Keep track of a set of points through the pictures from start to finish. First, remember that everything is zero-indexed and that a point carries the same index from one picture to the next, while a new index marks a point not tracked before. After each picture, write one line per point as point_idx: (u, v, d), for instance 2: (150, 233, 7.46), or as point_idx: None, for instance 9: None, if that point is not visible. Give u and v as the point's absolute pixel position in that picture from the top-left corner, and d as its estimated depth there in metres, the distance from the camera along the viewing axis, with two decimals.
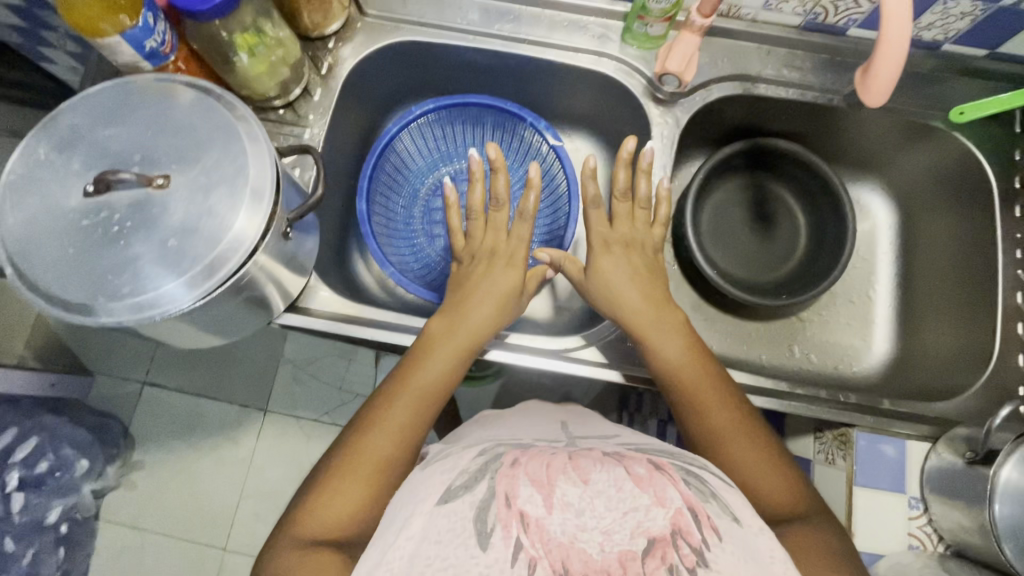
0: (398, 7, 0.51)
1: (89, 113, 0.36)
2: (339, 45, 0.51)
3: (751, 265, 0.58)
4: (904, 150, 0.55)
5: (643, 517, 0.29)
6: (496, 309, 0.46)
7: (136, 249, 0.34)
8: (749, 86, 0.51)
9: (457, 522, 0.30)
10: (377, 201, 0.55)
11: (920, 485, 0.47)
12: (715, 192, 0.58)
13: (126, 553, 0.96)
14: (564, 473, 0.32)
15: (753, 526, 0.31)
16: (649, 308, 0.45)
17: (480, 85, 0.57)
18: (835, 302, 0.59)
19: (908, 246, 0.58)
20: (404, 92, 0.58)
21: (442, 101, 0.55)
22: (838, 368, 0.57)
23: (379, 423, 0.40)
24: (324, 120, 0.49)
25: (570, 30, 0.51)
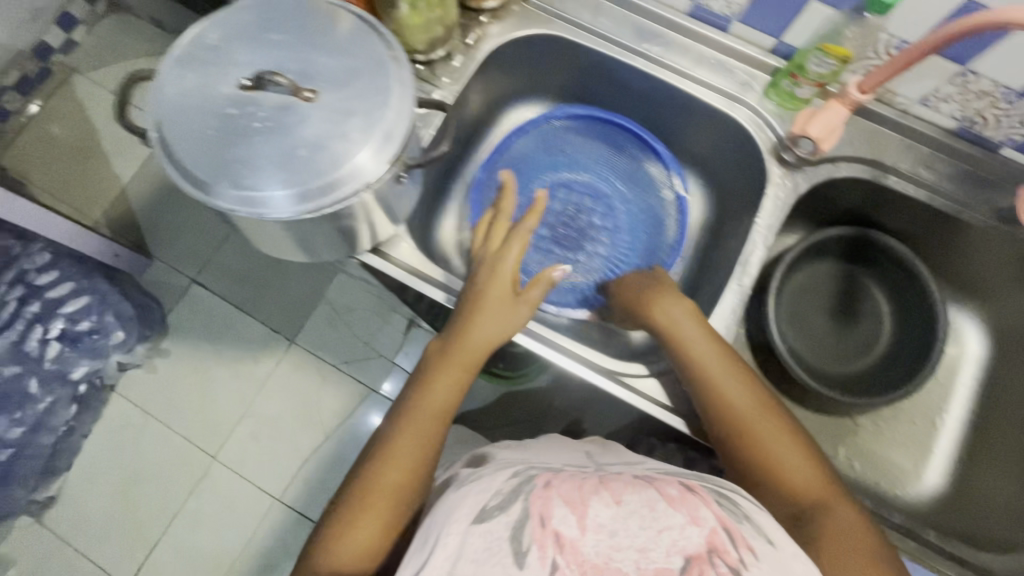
0: (557, 2, 0.52)
1: (262, 15, 0.39)
2: (489, 21, 0.52)
3: (823, 354, 0.56)
4: (1018, 288, 0.52)
5: (678, 536, 0.29)
6: (498, 323, 0.44)
7: (264, 149, 0.36)
8: (879, 175, 0.49)
9: (493, 541, 0.29)
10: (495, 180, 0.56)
11: None
12: (809, 271, 0.57)
13: (128, 429, 1.00)
14: (597, 494, 0.31)
15: (789, 550, 0.31)
16: (694, 324, 0.44)
17: (607, 98, 0.57)
18: (895, 418, 0.56)
19: (991, 385, 0.55)
20: (531, 84, 0.58)
21: (595, 113, 0.56)
22: (879, 485, 0.55)
23: (389, 451, 0.40)
24: (455, 86, 0.51)
25: (715, 69, 0.50)
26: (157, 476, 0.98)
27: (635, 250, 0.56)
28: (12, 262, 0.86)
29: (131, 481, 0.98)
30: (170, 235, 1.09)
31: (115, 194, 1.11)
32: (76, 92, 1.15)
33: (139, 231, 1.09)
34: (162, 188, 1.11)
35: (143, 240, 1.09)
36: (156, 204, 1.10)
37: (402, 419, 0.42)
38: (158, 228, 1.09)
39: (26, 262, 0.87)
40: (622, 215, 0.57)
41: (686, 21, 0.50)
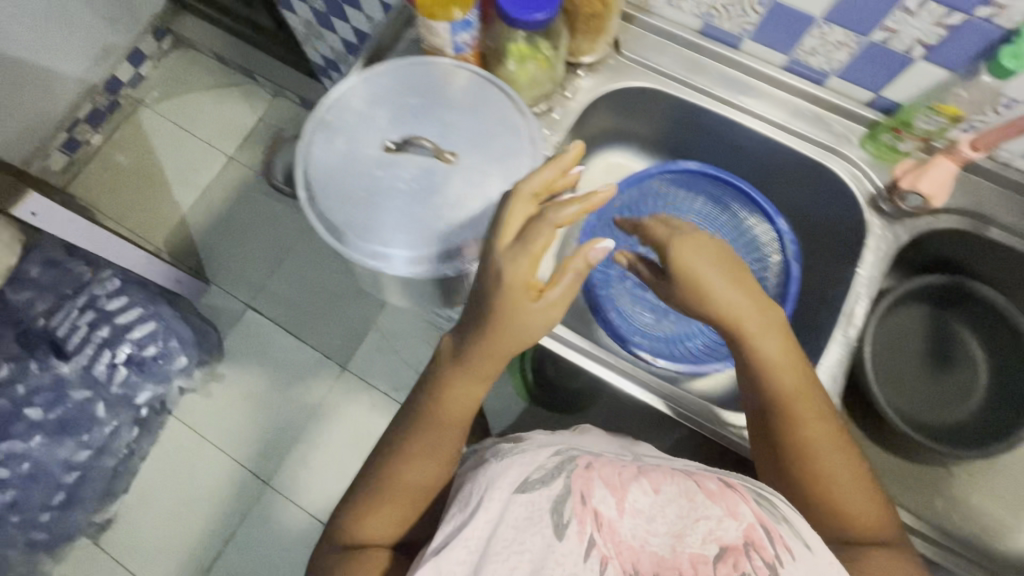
0: (651, 55, 0.54)
1: (399, 78, 0.41)
2: (586, 74, 0.54)
3: (919, 403, 0.55)
4: None
5: (715, 526, 0.29)
6: (508, 335, 0.36)
7: (410, 208, 0.38)
8: (980, 227, 0.49)
9: (535, 511, 0.30)
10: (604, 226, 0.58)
11: None
12: (904, 318, 0.56)
13: (181, 452, 1.02)
14: (636, 480, 0.32)
15: (825, 556, 0.30)
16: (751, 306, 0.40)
17: (695, 144, 0.59)
18: (990, 467, 0.56)
19: None
20: (616, 130, 0.60)
21: (710, 168, 0.57)
22: (975, 536, 0.54)
23: (414, 448, 0.40)
24: (554, 137, 0.53)
25: (814, 123, 0.52)
26: (210, 500, 0.99)
27: None
28: (84, 288, 0.88)
29: (185, 504, 0.99)
30: (226, 261, 1.11)
31: (174, 220, 1.14)
32: (142, 122, 1.19)
33: (197, 257, 1.11)
34: (221, 216, 1.14)
35: (200, 265, 1.11)
36: (214, 231, 1.13)
37: (422, 419, 0.41)
38: (215, 255, 1.12)
39: (97, 288, 0.89)
40: None
41: (782, 75, 0.51)
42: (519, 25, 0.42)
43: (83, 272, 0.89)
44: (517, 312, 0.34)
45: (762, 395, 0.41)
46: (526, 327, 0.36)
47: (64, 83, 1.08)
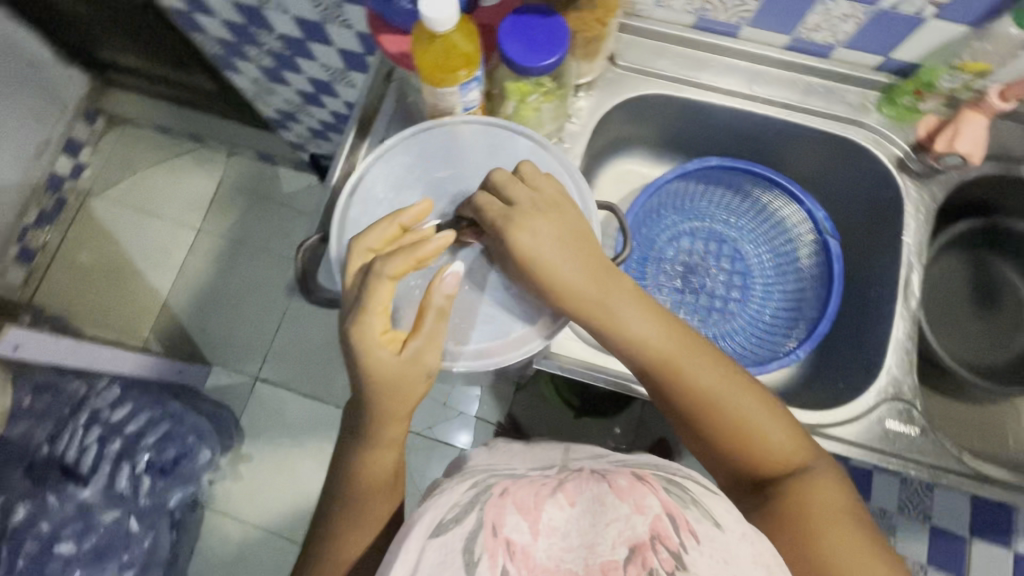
0: (648, 60, 0.52)
1: (423, 155, 0.43)
2: (586, 94, 0.51)
3: (976, 347, 0.55)
4: None
5: (624, 525, 0.25)
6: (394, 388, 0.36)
7: (469, 293, 0.41)
8: (1008, 165, 0.51)
9: (444, 555, 0.25)
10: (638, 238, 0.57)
11: None
12: (946, 267, 0.57)
13: (225, 544, 0.97)
14: (552, 494, 0.27)
15: (739, 532, 0.27)
16: (589, 282, 0.38)
17: (705, 138, 0.57)
18: None
19: None
20: (621, 138, 0.58)
21: (728, 160, 0.56)
22: None
23: (345, 523, 0.39)
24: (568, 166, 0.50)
25: (826, 98, 0.50)
26: None
27: (777, 296, 0.57)
28: (81, 404, 0.79)
29: None
30: (222, 339, 1.05)
31: (155, 308, 1.07)
32: (96, 216, 1.11)
33: (190, 342, 1.05)
34: (204, 294, 1.07)
35: (196, 349, 1.05)
36: (201, 310, 1.07)
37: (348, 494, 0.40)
38: (208, 335, 1.06)
39: (95, 401, 0.80)
40: (757, 264, 0.58)
41: (787, 56, 0.50)
42: (531, 74, 0.40)
43: (77, 388, 0.80)
44: (375, 364, 0.35)
45: (639, 361, 0.39)
46: (405, 385, 0.36)
47: (3, 191, 0.99)
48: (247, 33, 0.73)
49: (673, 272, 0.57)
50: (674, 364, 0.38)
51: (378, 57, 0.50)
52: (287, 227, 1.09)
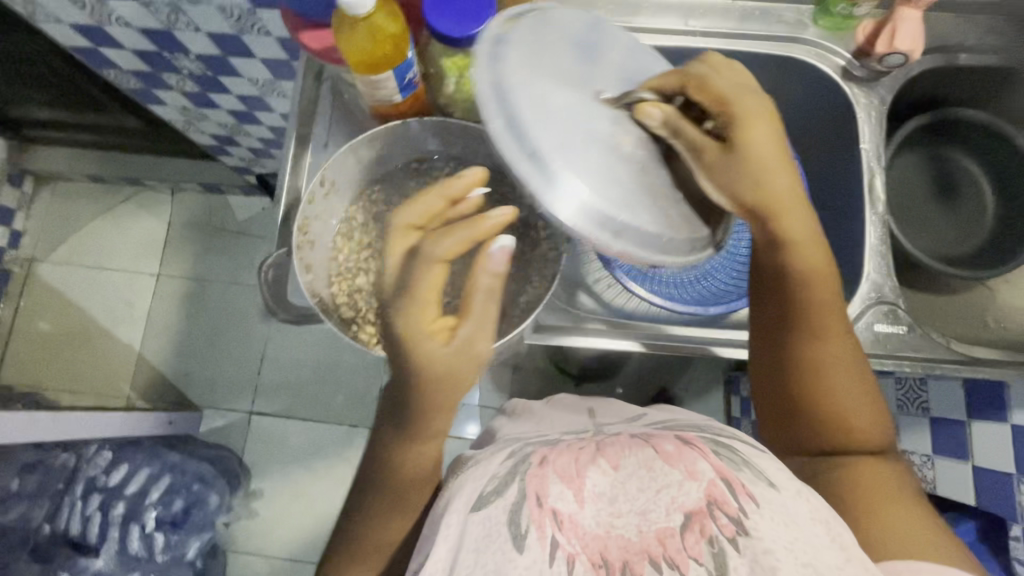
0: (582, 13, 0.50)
1: (577, 24, 0.36)
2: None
3: (942, 239, 0.57)
4: None
5: (677, 493, 0.29)
6: (450, 386, 0.35)
7: (648, 172, 0.33)
8: (950, 57, 0.51)
9: (492, 527, 0.29)
10: None
11: None
12: (903, 168, 0.58)
13: None
14: (594, 463, 0.31)
15: (792, 489, 0.30)
16: (794, 196, 0.37)
17: None
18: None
19: None
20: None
21: None
22: None
23: (373, 515, 0.40)
24: None
25: (763, 20, 0.50)
26: None
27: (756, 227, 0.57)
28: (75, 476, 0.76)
29: None
30: (207, 381, 1.02)
31: (129, 364, 1.03)
32: (46, 283, 1.05)
33: (174, 391, 1.02)
34: (178, 339, 1.03)
35: (182, 397, 1.02)
36: (178, 356, 1.03)
37: (376, 485, 0.40)
38: (191, 380, 1.02)
39: (89, 470, 0.77)
40: None
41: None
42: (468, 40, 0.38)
43: (66, 460, 0.76)
44: (427, 359, 0.34)
45: (797, 287, 0.39)
46: (460, 378, 0.35)
47: None
48: (162, 61, 0.69)
49: None
50: (829, 306, 0.39)
51: (304, 58, 0.47)
52: (249, 255, 1.06)
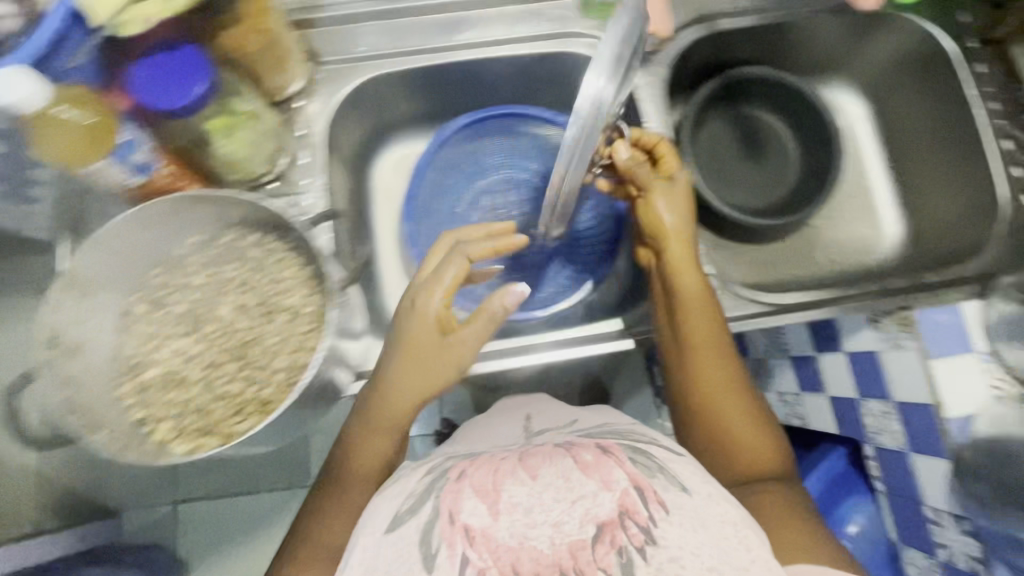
0: (351, 47, 0.51)
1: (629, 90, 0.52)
2: (308, 99, 0.50)
3: (756, 192, 0.60)
4: (862, 44, 0.59)
5: (591, 505, 0.31)
6: (420, 381, 0.42)
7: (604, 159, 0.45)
8: (711, 25, 0.55)
9: (403, 548, 0.31)
10: (419, 222, 0.56)
11: (985, 335, 0.46)
12: (704, 137, 0.60)
13: None
14: (513, 474, 0.34)
15: (702, 493, 0.34)
16: (685, 238, 0.49)
17: (446, 99, 0.58)
18: (838, 201, 0.63)
19: (890, 130, 0.62)
20: (377, 133, 0.58)
21: (473, 113, 0.56)
22: (864, 256, 0.61)
23: (331, 508, 0.40)
24: (316, 175, 0.49)
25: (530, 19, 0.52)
26: None
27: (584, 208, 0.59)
28: None
29: None
30: None
31: None
32: None
33: None
34: None
35: None
36: None
37: (331, 483, 0.42)
38: None
39: None
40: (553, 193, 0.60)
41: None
42: (186, 103, 0.41)
43: None
44: (413, 342, 0.42)
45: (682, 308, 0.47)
46: (436, 366, 0.42)
47: None
48: None
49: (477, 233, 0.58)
50: (705, 330, 0.46)
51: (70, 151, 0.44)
52: None
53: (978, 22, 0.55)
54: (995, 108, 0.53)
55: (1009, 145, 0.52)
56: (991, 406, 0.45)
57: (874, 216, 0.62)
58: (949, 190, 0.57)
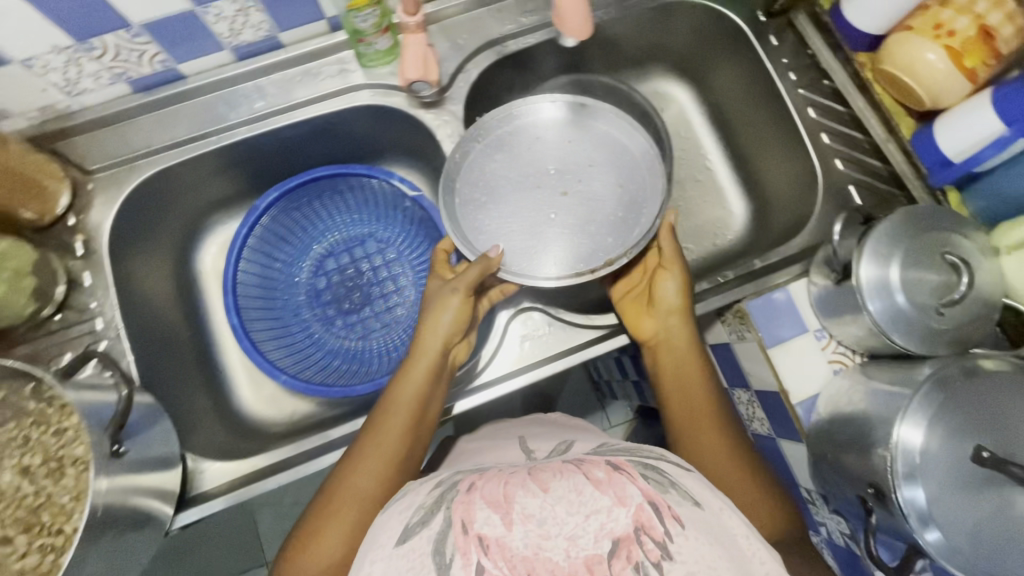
0: (125, 151, 0.96)
1: (581, 210, 0.96)
2: (79, 216, 0.94)
3: None
4: (664, 27, 1.12)
5: (607, 521, 0.47)
6: (436, 328, 0.85)
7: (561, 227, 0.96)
8: (500, 48, 1.03)
9: (413, 561, 0.48)
10: (251, 312, 1.13)
11: (817, 321, 0.93)
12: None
13: None
14: (526, 490, 0.50)
15: (714, 507, 0.52)
16: (683, 318, 0.89)
17: (265, 162, 1.09)
18: (699, 194, 1.22)
19: (731, 93, 1.17)
20: (202, 225, 1.13)
21: (278, 191, 1.10)
22: (714, 236, 1.19)
23: (363, 469, 0.74)
24: (103, 294, 0.93)
25: (314, 77, 0.99)
26: None
27: (414, 257, 1.19)
28: None
29: None
30: None
31: None
32: None
33: None
34: None
35: None
36: None
37: (372, 434, 0.78)
38: None
39: None
40: (392, 251, 1.20)
41: (292, 57, 0.98)
42: None
43: None
44: (437, 300, 0.88)
45: (678, 341, 0.88)
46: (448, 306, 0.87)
47: None
48: None
49: (343, 271, 1.20)
50: (689, 358, 0.86)
51: None
52: None
53: (764, 3, 1.06)
54: (793, 78, 1.06)
55: (824, 137, 1.04)
56: (830, 383, 0.90)
57: (721, 206, 1.21)
58: (778, 236, 1.10)
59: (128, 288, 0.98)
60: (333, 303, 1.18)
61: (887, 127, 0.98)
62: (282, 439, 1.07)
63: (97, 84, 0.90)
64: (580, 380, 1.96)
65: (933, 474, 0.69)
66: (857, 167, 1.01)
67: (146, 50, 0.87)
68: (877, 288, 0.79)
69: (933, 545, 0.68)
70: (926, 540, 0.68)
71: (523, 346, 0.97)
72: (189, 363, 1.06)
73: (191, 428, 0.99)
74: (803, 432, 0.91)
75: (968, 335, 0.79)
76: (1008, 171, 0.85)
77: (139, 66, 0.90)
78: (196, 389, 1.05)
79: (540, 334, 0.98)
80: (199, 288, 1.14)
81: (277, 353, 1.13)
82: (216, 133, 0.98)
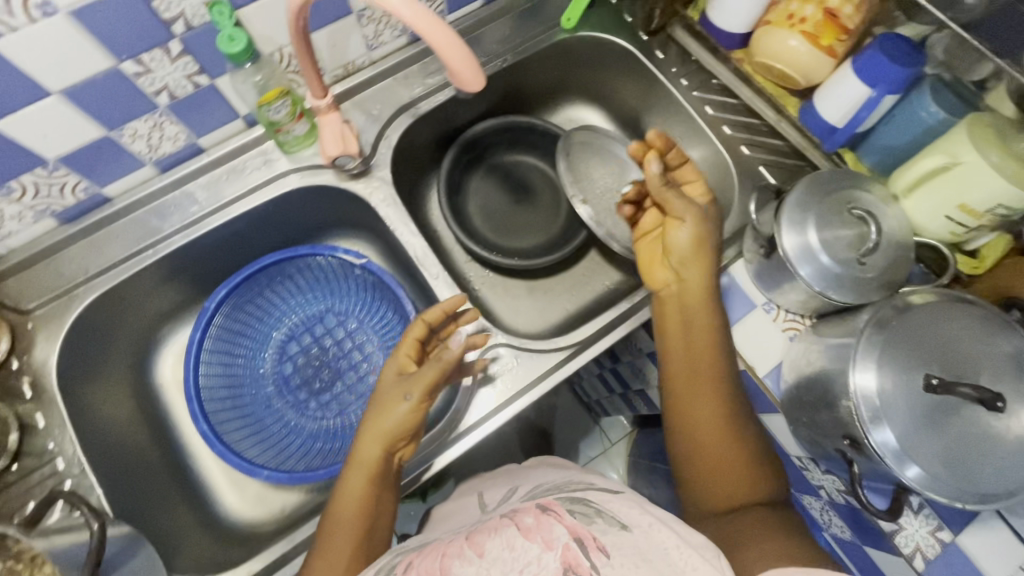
0: (60, 281, 0.95)
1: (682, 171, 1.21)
2: (22, 358, 0.92)
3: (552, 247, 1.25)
4: (562, 63, 1.21)
5: (537, 568, 0.50)
6: (380, 429, 0.83)
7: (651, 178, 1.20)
8: (412, 111, 1.08)
9: None
10: (217, 414, 1.10)
11: (762, 294, 0.99)
12: (465, 201, 1.25)
13: None
14: (464, 555, 0.54)
15: (637, 526, 0.54)
16: (698, 282, 0.91)
17: (209, 262, 1.09)
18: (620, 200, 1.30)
19: (634, 107, 1.27)
20: (157, 338, 1.12)
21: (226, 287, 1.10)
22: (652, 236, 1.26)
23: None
24: (61, 430, 0.90)
25: (241, 172, 1.02)
26: None
27: (376, 320, 1.19)
28: None
29: None
30: None
31: None
32: None
33: None
34: None
35: None
36: None
37: (320, 548, 0.78)
38: None
39: None
40: (352, 322, 1.20)
41: (215, 158, 1.00)
42: None
43: None
44: (382, 392, 0.88)
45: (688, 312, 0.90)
46: (393, 406, 0.84)
47: None
48: None
49: (308, 350, 1.19)
50: (702, 329, 0.88)
51: None
52: None
53: (642, 24, 1.16)
54: (684, 84, 1.16)
55: (725, 129, 1.13)
56: (788, 348, 0.95)
57: None
58: None
59: (86, 420, 0.95)
60: (303, 386, 1.17)
61: (776, 110, 1.07)
62: (275, 537, 1.02)
63: (22, 224, 0.91)
64: (571, 405, 1.94)
65: (896, 413, 0.73)
66: (761, 148, 1.11)
67: (67, 182, 0.89)
68: (803, 253, 0.85)
69: (915, 479, 0.71)
70: (908, 477, 0.71)
71: (497, 384, 0.98)
72: (166, 479, 1.03)
73: (178, 547, 0.95)
74: (778, 401, 0.94)
75: (893, 277, 0.85)
76: (885, 127, 0.95)
77: (63, 199, 0.91)
78: (178, 505, 1.01)
79: (511, 369, 0.99)
80: (163, 401, 1.11)
81: (254, 449, 1.11)
82: (152, 246, 0.99)
